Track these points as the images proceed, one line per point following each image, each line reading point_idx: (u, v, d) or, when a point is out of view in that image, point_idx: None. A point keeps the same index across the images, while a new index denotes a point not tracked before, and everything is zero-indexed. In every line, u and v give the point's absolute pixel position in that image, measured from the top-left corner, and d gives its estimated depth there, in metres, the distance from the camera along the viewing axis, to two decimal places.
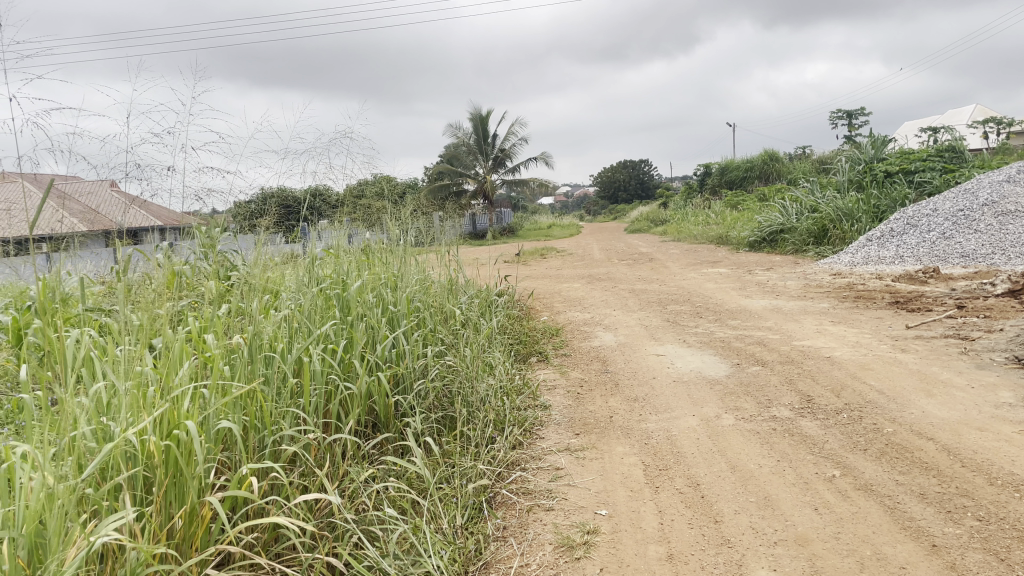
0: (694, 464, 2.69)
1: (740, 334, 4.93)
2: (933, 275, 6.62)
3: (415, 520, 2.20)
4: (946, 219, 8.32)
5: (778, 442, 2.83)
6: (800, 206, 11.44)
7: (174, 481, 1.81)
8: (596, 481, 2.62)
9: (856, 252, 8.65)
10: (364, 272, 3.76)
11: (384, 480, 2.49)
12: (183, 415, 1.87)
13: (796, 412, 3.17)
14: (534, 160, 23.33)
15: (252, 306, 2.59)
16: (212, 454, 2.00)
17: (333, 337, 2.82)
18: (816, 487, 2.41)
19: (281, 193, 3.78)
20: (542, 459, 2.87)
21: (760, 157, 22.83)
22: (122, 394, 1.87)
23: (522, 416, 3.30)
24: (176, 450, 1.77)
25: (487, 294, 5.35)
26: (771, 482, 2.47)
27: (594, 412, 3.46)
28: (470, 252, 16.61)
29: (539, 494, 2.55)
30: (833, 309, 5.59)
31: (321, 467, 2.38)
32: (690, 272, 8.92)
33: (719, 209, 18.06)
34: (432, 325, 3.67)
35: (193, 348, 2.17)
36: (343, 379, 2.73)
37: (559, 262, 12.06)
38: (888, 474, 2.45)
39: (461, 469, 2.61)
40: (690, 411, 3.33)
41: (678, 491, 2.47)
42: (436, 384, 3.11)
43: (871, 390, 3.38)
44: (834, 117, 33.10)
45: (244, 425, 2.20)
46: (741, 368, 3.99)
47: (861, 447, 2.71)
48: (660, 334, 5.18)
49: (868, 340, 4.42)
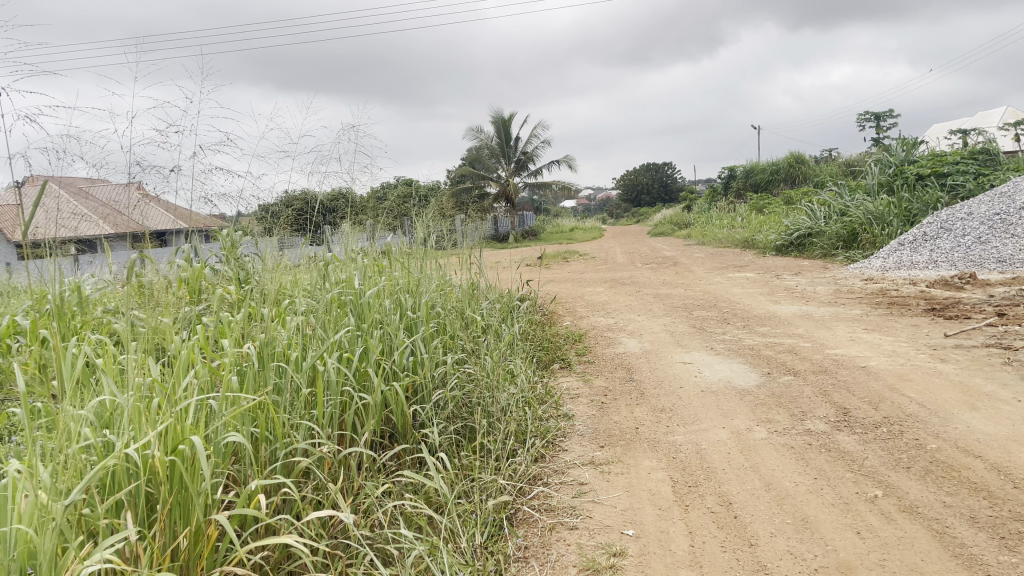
0: (725, 481, 2.55)
1: (770, 341, 4.78)
2: (970, 281, 6.41)
3: (433, 538, 2.10)
4: (982, 223, 8.09)
5: (814, 458, 2.69)
6: (829, 209, 11.23)
7: (180, 500, 1.71)
8: (621, 499, 2.49)
9: (888, 256, 8.42)
10: (383, 276, 3.67)
11: (401, 494, 2.39)
12: (188, 429, 1.76)
13: (832, 426, 3.02)
14: (556, 164, 23.18)
15: (265, 313, 2.50)
16: (220, 469, 1.90)
17: (349, 346, 2.72)
18: (857, 508, 2.27)
19: (302, 197, 3.71)
20: (565, 473, 2.74)
21: (786, 159, 22.51)
22: (123, 407, 1.78)
23: (544, 426, 3.19)
24: (180, 467, 1.66)
25: (509, 300, 5.23)
26: (808, 502, 2.34)
27: (619, 423, 3.33)
28: (490, 255, 16.46)
29: (563, 511, 2.43)
30: (866, 315, 5.42)
31: (334, 481, 2.28)
32: (716, 277, 8.74)
33: (744, 213, 17.81)
34: (451, 331, 3.57)
35: (201, 359, 2.08)
36: (358, 389, 2.62)
37: (580, 265, 11.91)
38: (934, 495, 2.30)
39: (481, 483, 2.51)
40: (720, 423, 3.19)
41: (710, 510, 2.34)
42: (455, 394, 3.01)
43: (912, 402, 3.22)
44: (861, 121, 32.61)
45: (255, 438, 2.11)
46: (773, 378, 3.84)
47: (903, 464, 2.56)
48: (686, 341, 5.04)
49: (904, 349, 4.25)
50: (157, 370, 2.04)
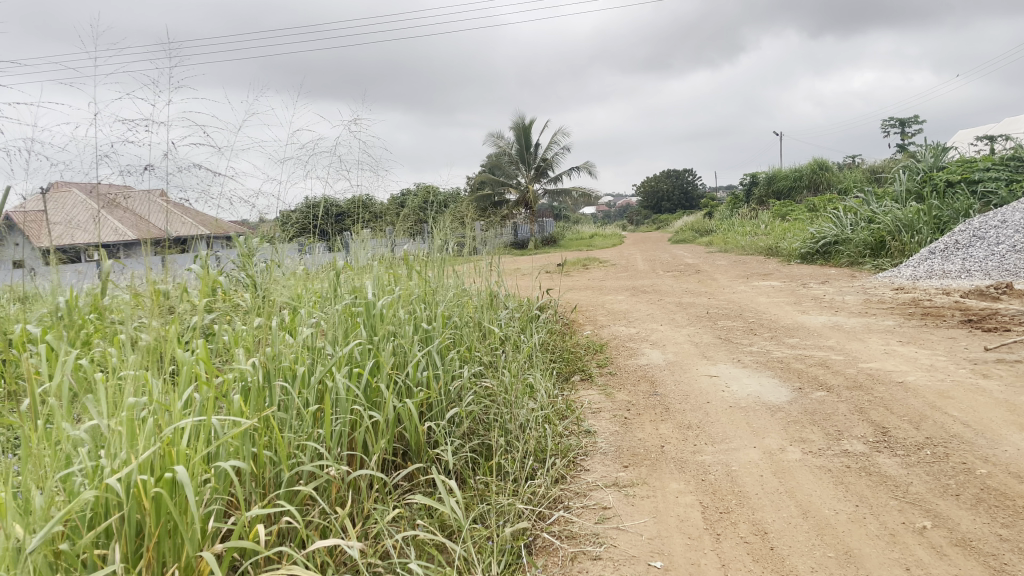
0: (759, 507, 2.39)
1: (800, 354, 4.59)
2: (1006, 292, 6.18)
3: (447, 569, 1.95)
4: (1017, 230, 7.83)
5: (854, 482, 2.52)
6: (855, 216, 10.98)
7: (170, 530, 1.62)
8: (648, 526, 2.33)
9: (918, 265, 8.19)
10: (398, 286, 3.54)
11: (413, 520, 2.26)
12: (180, 455, 1.66)
13: (871, 447, 2.84)
14: (576, 171, 23.04)
15: (271, 323, 2.38)
16: (217, 496, 1.79)
17: (359, 359, 2.59)
18: (904, 541, 2.09)
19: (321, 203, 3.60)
20: (588, 496, 2.59)
21: (808, 165, 22.20)
22: (111, 431, 1.68)
23: (565, 444, 3.04)
24: (167, 500, 1.56)
25: (528, 310, 5.09)
26: (850, 532, 2.17)
27: (643, 440, 3.17)
28: (509, 261, 16.33)
29: (585, 539, 2.27)
30: (900, 327, 5.21)
31: (343, 506, 2.15)
32: (740, 285, 8.56)
33: (766, 220, 17.56)
34: (468, 343, 3.44)
35: (202, 376, 1.98)
36: (369, 406, 2.50)
37: (600, 273, 11.74)
38: (988, 527, 2.12)
39: (498, 507, 2.37)
40: (750, 442, 3.02)
41: (743, 540, 2.18)
42: (471, 410, 2.88)
43: (956, 422, 3.04)
44: (886, 128, 32.17)
45: (256, 460, 1.99)
46: (804, 394, 3.66)
47: (952, 491, 2.38)
48: (712, 352, 4.86)
49: (943, 363, 4.05)
50: (155, 388, 1.94)
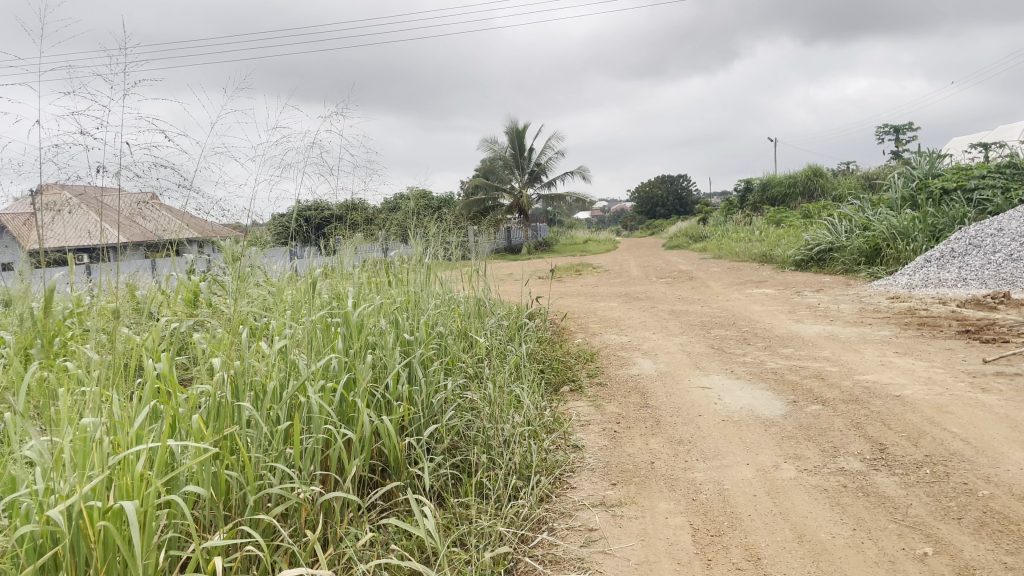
0: (753, 530, 2.28)
1: (794, 365, 4.49)
2: (1004, 301, 6.09)
3: None
4: (1014, 239, 7.76)
5: (850, 503, 2.41)
6: (851, 223, 10.91)
7: (119, 561, 1.52)
8: (635, 550, 2.22)
9: (913, 273, 8.11)
10: (381, 294, 3.44)
11: (388, 543, 2.15)
12: (132, 482, 1.55)
13: (869, 464, 2.74)
14: (571, 176, 22.97)
15: (243, 335, 2.27)
16: (174, 525, 1.69)
17: (336, 372, 2.48)
18: (903, 568, 1.99)
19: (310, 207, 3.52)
20: (573, 517, 2.48)
21: (802, 171, 22.17)
22: (61, 454, 1.57)
23: (551, 460, 2.93)
24: (114, 534, 1.45)
25: (517, 318, 4.98)
26: (847, 558, 2.07)
27: (633, 456, 3.06)
28: (501, 267, 16.23)
29: (568, 564, 2.16)
30: (895, 337, 5.12)
31: (315, 529, 2.05)
32: (734, 292, 8.47)
33: (761, 225, 17.50)
34: (453, 354, 3.34)
35: (165, 392, 1.87)
36: (344, 423, 2.38)
37: (593, 279, 11.62)
38: (992, 554, 2.02)
39: (479, 528, 2.26)
40: (743, 459, 2.92)
41: (735, 566, 2.07)
42: (453, 425, 2.77)
43: (955, 438, 2.94)
44: (880, 135, 32.21)
45: (218, 484, 1.88)
46: (799, 407, 3.56)
47: (953, 514, 2.28)
48: (704, 362, 4.76)
49: (941, 375, 3.95)
50: (115, 405, 1.83)
